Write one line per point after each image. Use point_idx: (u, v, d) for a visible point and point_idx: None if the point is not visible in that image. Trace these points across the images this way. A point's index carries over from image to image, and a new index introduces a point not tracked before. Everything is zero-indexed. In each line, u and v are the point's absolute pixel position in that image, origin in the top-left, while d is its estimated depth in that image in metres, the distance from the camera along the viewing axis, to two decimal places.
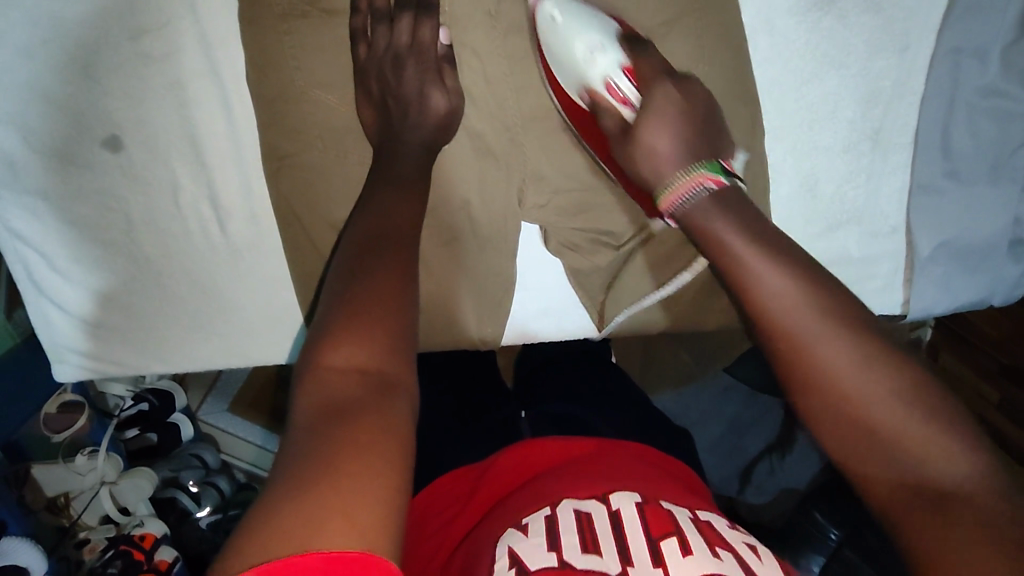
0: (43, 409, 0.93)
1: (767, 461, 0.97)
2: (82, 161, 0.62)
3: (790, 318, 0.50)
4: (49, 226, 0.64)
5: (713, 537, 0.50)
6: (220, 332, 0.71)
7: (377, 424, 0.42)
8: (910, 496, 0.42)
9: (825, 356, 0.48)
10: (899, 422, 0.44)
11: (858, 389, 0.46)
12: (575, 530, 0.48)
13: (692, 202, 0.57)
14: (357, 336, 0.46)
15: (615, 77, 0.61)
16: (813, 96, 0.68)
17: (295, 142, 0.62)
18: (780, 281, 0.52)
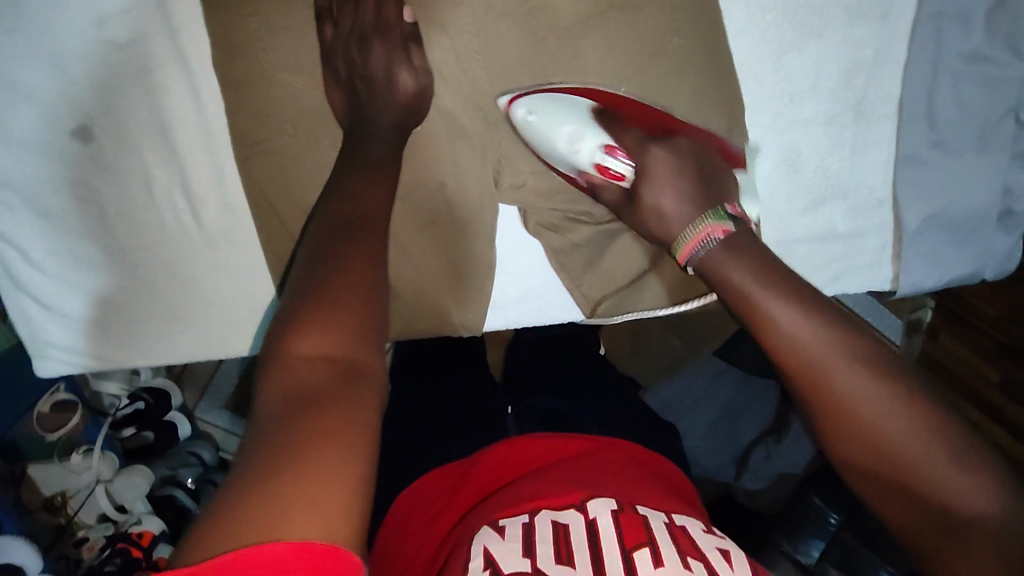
0: (36, 408, 0.96)
1: (763, 445, 0.96)
2: (52, 154, 0.61)
3: (802, 352, 0.47)
4: (24, 221, 0.64)
5: (686, 544, 0.49)
6: (201, 326, 0.70)
7: (340, 415, 0.41)
8: (942, 533, 0.41)
9: (841, 393, 0.45)
10: (923, 459, 0.42)
11: (879, 427, 0.44)
12: (551, 541, 0.48)
13: (707, 251, 0.55)
14: (322, 322, 0.45)
15: (603, 159, 0.62)
16: (793, 67, 0.66)
17: (264, 127, 0.61)
18: (789, 316, 0.48)
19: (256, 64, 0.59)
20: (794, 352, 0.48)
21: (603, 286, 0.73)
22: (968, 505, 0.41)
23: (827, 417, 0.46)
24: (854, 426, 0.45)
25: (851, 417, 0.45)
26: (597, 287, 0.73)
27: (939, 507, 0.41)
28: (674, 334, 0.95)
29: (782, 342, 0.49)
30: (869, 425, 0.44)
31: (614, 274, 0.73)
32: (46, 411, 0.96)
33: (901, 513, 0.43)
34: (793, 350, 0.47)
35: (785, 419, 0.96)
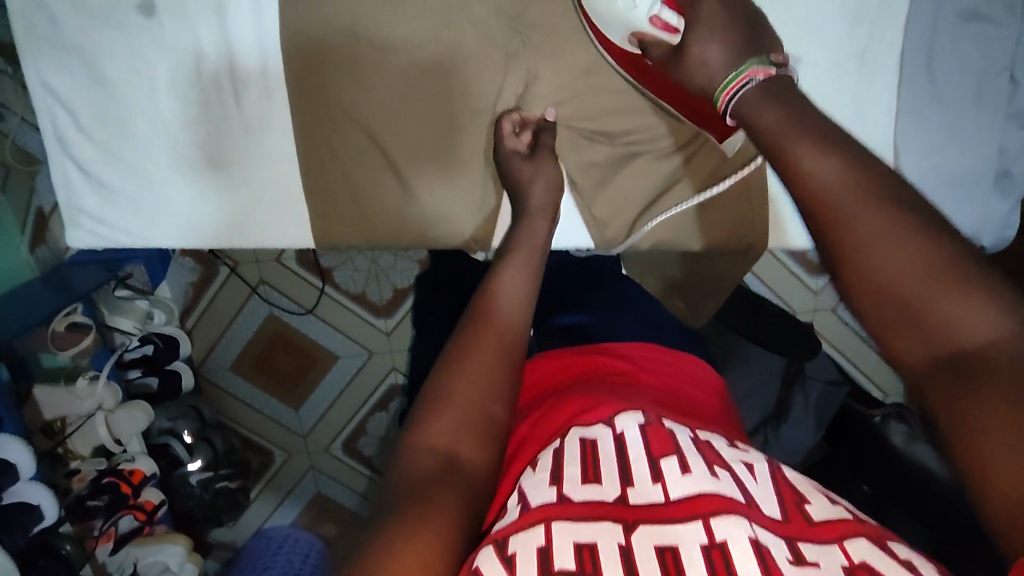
0: (51, 327, 0.97)
1: (763, 432, 0.95)
2: (116, 25, 0.66)
3: (826, 190, 0.45)
4: (82, 88, 0.69)
5: (710, 454, 0.44)
6: (232, 216, 0.75)
7: (448, 493, 0.40)
8: (945, 371, 0.37)
9: (859, 229, 0.43)
10: (932, 291, 0.39)
11: (889, 265, 0.41)
12: (579, 460, 0.43)
13: (741, 98, 0.54)
14: (442, 411, 0.46)
15: (658, 12, 0.60)
16: (801, 10, 0.71)
17: (312, 17, 0.67)
18: (820, 162, 0.46)
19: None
20: (821, 192, 0.46)
21: (613, 206, 0.78)
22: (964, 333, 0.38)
23: (844, 252, 0.43)
24: (867, 257, 0.42)
25: (867, 253, 0.42)
26: (606, 211, 0.78)
27: (940, 331, 0.38)
28: (677, 296, 0.83)
29: (812, 185, 0.46)
30: (882, 260, 0.41)
31: (624, 198, 0.77)
32: (61, 331, 0.98)
33: (902, 342, 0.40)
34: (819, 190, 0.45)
35: (786, 405, 0.94)
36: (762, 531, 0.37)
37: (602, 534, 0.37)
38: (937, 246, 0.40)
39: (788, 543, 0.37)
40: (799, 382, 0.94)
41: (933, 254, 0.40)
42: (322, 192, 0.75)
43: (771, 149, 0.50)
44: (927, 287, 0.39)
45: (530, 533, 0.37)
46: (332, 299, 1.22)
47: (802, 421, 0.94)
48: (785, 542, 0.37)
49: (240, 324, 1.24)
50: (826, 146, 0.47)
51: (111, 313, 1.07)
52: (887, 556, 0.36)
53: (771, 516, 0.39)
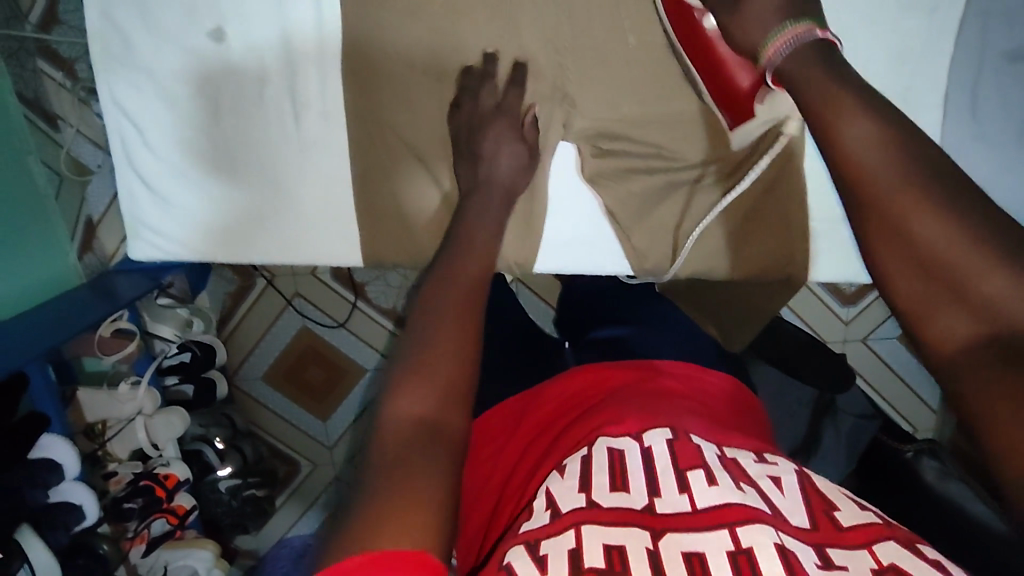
0: (98, 333, 1.02)
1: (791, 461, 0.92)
2: (185, 48, 0.70)
3: (862, 160, 0.49)
4: (150, 106, 0.72)
5: (738, 470, 0.46)
6: (281, 232, 0.78)
7: (433, 461, 0.41)
8: (995, 354, 0.41)
9: (894, 201, 0.47)
10: (967, 268, 0.43)
11: (938, 249, 0.44)
12: (608, 469, 0.45)
13: (797, 48, 0.56)
14: (415, 377, 0.45)
15: None
16: (844, 49, 0.72)
17: (370, 48, 0.70)
18: (856, 127, 0.50)
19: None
20: (855, 156, 0.49)
21: (651, 237, 0.79)
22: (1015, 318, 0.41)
23: (883, 234, 0.47)
24: (908, 239, 0.46)
25: (909, 234, 0.46)
26: (645, 240, 0.79)
27: (982, 311, 0.42)
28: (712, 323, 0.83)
29: (846, 149, 0.50)
30: (920, 236, 0.45)
31: (663, 226, 0.79)
32: (106, 336, 1.03)
33: (941, 322, 0.44)
34: (857, 156, 0.49)
35: (815, 436, 0.92)
36: (788, 539, 0.39)
37: (630, 537, 0.40)
38: (983, 230, 0.43)
39: (815, 552, 0.39)
40: (829, 414, 0.93)
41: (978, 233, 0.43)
42: (369, 214, 0.77)
43: (815, 113, 0.52)
44: (972, 271, 0.43)
45: (560, 538, 0.39)
46: (364, 314, 1.24)
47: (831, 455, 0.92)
48: (814, 550, 0.40)
49: (275, 335, 1.27)
50: (860, 111, 0.50)
51: (154, 321, 1.11)
52: (916, 558, 0.39)
53: (800, 526, 0.42)
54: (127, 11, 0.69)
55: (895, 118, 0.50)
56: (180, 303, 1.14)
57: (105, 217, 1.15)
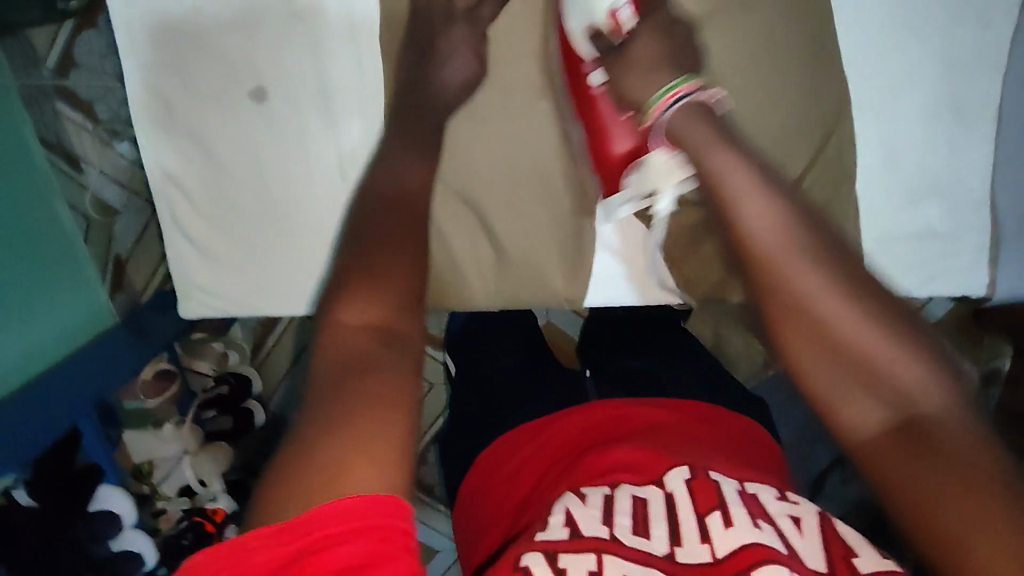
0: (141, 376, 1.00)
1: (840, 471, 0.87)
2: (229, 110, 0.69)
3: (764, 244, 0.54)
4: (195, 169, 0.72)
5: (756, 505, 0.46)
6: None
7: (391, 376, 0.44)
8: (901, 431, 0.45)
9: (799, 289, 0.52)
10: (878, 357, 0.48)
11: (849, 335, 0.49)
12: (630, 512, 0.46)
13: (678, 107, 0.62)
14: (366, 294, 0.48)
15: (618, 9, 0.66)
16: (892, 67, 0.72)
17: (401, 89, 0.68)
18: (763, 210, 0.55)
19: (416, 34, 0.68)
20: (758, 242, 0.54)
21: (704, 266, 0.77)
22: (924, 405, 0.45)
23: (790, 314, 0.52)
24: (814, 322, 0.51)
25: (811, 318, 0.51)
26: (696, 269, 0.78)
27: (888, 395, 0.47)
28: None
29: (748, 229, 0.55)
30: (832, 323, 0.50)
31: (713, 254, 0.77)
32: (148, 379, 1.01)
33: (854, 405, 0.48)
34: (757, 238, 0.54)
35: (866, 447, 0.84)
36: None
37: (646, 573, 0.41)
38: (868, 321, 0.49)
39: None
40: None
41: (878, 326, 0.49)
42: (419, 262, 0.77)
43: (716, 196, 0.57)
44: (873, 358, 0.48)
45: (580, 557, 0.41)
46: None
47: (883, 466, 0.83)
48: None
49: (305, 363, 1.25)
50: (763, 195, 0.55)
51: (192, 357, 1.07)
52: None
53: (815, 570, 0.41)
54: (166, 75, 0.68)
55: (792, 204, 0.55)
56: (217, 337, 1.09)
57: (134, 255, 1.08)
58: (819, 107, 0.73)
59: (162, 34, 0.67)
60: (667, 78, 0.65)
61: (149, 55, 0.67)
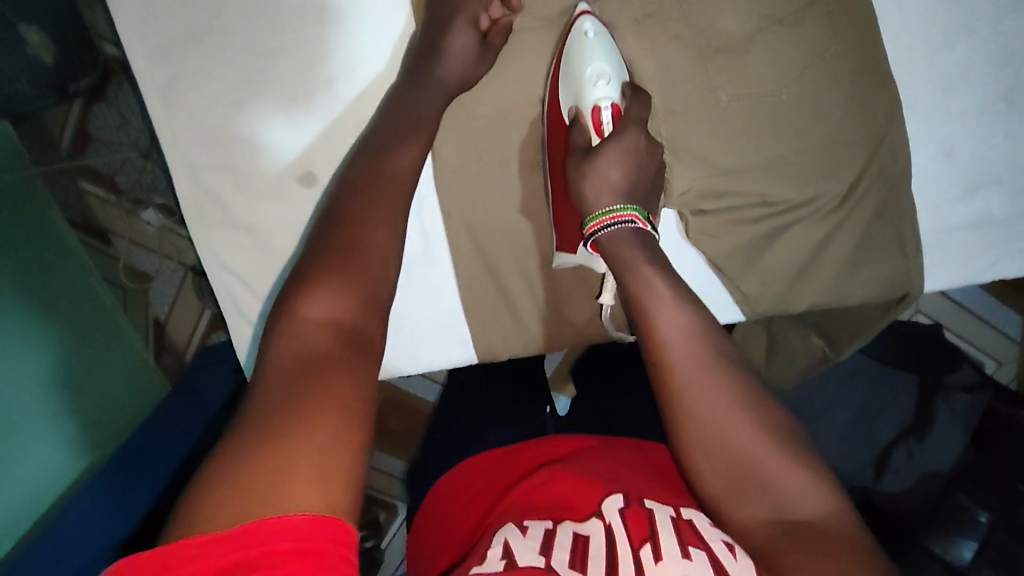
0: None
1: (905, 445, 1.03)
2: (281, 199, 0.69)
3: (674, 353, 0.54)
4: (252, 257, 0.71)
5: (691, 534, 0.48)
6: (405, 350, 0.78)
7: (345, 376, 0.45)
8: (787, 536, 0.48)
9: (701, 399, 0.53)
10: (774, 468, 0.50)
11: (741, 443, 0.51)
12: (568, 548, 0.47)
13: (612, 234, 0.60)
14: (332, 280, 0.49)
15: (603, 107, 0.66)
16: (943, 64, 0.74)
17: (460, 158, 0.72)
18: (672, 316, 0.56)
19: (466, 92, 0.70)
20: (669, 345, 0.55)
21: (763, 280, 0.77)
22: (811, 511, 0.49)
23: (687, 421, 0.53)
24: (710, 428, 0.52)
25: (713, 426, 0.52)
26: (755, 286, 0.78)
27: (778, 504, 0.50)
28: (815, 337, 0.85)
29: (657, 330, 0.55)
30: (728, 436, 0.52)
31: (773, 270, 0.77)
32: None
33: (746, 514, 0.50)
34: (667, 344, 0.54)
35: (928, 417, 1.02)
36: None
37: None
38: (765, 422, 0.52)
39: None
40: (940, 393, 1.03)
41: (768, 435, 0.51)
42: (480, 315, 0.78)
43: (629, 292, 0.58)
44: (769, 466, 0.50)
45: None
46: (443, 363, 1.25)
47: (945, 432, 1.02)
48: None
49: None
50: (671, 300, 0.56)
51: None
52: None
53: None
54: (214, 171, 0.68)
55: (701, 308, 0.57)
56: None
57: (172, 313, 1.27)
58: (868, 118, 0.72)
59: (207, 133, 0.68)
60: (616, 201, 0.61)
61: (196, 156, 0.68)
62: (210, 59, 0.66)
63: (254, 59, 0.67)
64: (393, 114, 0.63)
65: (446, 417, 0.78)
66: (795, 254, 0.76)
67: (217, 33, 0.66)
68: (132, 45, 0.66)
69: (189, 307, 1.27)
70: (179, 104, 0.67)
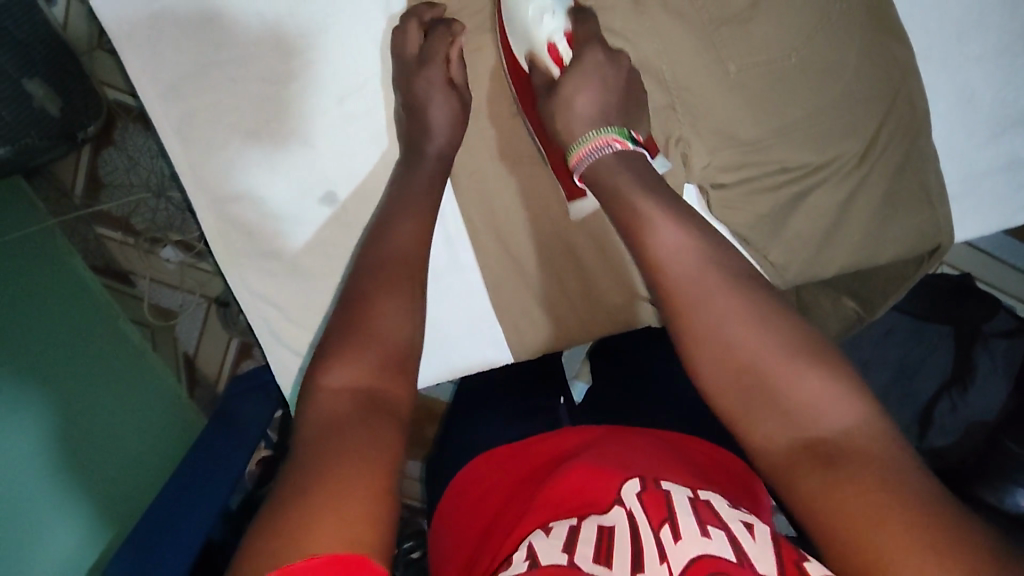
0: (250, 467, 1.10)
1: (947, 398, 1.01)
2: (306, 221, 0.70)
3: (675, 274, 0.54)
4: (282, 279, 0.71)
5: (707, 513, 0.48)
6: (440, 355, 0.78)
7: (370, 438, 0.45)
8: (805, 455, 0.46)
9: (708, 311, 0.52)
10: (784, 379, 0.48)
11: (750, 354, 0.50)
12: (592, 542, 0.46)
13: (595, 156, 0.63)
14: (359, 346, 0.51)
15: (557, 39, 0.69)
16: (953, 10, 0.73)
17: (474, 161, 0.73)
18: (673, 236, 0.56)
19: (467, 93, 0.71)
20: (679, 272, 0.54)
21: (792, 246, 0.75)
22: (832, 427, 0.46)
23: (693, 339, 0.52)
24: (715, 341, 0.51)
25: (719, 336, 0.51)
26: (782, 254, 0.75)
27: (795, 423, 0.47)
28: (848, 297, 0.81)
29: (659, 253, 0.56)
30: (738, 344, 0.50)
31: (801, 236, 0.75)
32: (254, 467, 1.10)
33: (762, 432, 0.48)
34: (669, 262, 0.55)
35: (969, 366, 1.01)
36: None
37: None
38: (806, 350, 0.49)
39: None
40: (979, 341, 1.02)
41: (791, 354, 0.49)
42: (510, 312, 0.78)
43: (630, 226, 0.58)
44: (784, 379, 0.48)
45: None
46: None
47: (990, 380, 1.00)
48: None
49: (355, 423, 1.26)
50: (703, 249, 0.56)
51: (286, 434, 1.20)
52: None
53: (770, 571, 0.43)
54: (236, 199, 0.69)
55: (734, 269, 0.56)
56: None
57: (199, 348, 1.28)
58: (881, 72, 0.72)
59: (227, 163, 0.68)
60: (590, 129, 0.65)
61: (219, 188, 0.68)
62: (222, 92, 0.67)
63: (263, 86, 0.67)
64: (399, 185, 0.65)
65: (452, 416, 0.77)
66: (821, 215, 0.74)
67: (226, 65, 0.67)
68: (146, 86, 0.66)
69: (216, 338, 1.28)
70: (197, 139, 0.67)
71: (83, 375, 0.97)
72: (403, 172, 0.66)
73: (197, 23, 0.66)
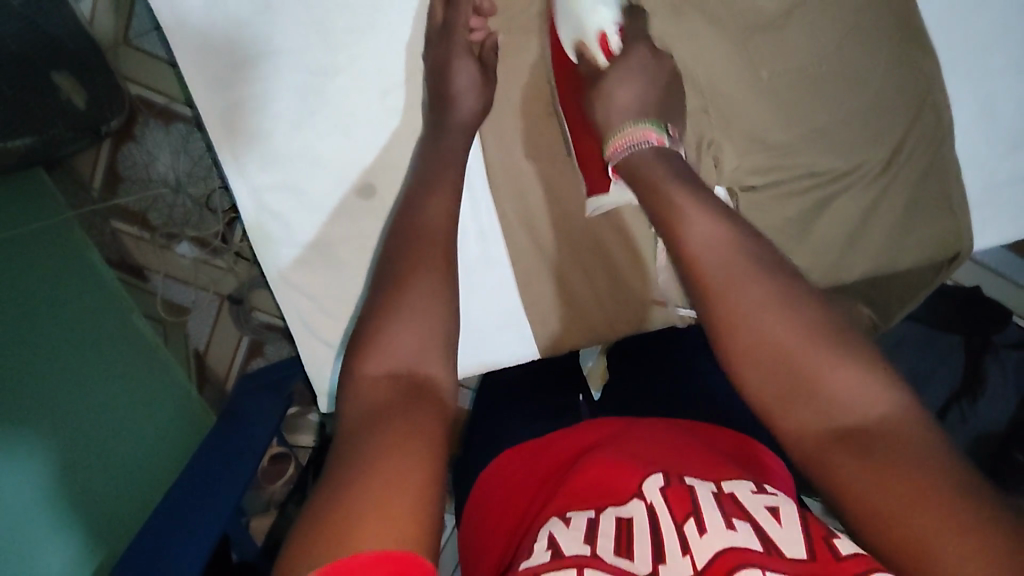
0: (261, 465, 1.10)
1: (958, 407, 1.02)
2: (343, 213, 0.71)
3: (703, 259, 0.55)
4: (315, 270, 0.71)
5: (732, 507, 0.48)
6: (469, 349, 0.78)
7: (409, 426, 0.46)
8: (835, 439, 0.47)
9: (739, 296, 0.52)
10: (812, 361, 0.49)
11: (779, 337, 0.51)
12: (612, 533, 0.47)
13: (631, 149, 0.64)
14: (405, 323, 0.51)
15: (608, 32, 0.69)
16: (977, 24, 0.76)
17: (508, 158, 0.74)
18: (704, 222, 0.56)
19: (503, 91, 0.73)
20: (707, 266, 0.54)
21: (816, 249, 0.76)
22: (862, 414, 0.47)
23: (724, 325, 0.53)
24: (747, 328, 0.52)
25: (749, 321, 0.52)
26: (809, 257, 0.76)
27: (829, 410, 0.48)
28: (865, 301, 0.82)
29: (687, 239, 0.57)
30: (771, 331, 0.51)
31: (825, 241, 0.76)
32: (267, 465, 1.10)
33: (791, 417, 0.49)
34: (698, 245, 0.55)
35: (979, 377, 1.03)
36: None
37: None
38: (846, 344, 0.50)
39: None
40: (990, 352, 1.04)
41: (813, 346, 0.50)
42: (537, 307, 0.79)
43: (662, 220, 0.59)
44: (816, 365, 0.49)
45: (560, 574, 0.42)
46: None
47: (999, 392, 1.01)
48: None
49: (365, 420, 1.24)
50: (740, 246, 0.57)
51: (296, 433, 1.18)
52: None
53: (796, 558, 0.43)
54: (276, 191, 0.70)
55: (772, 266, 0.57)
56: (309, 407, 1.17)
57: (211, 346, 1.28)
58: (908, 81, 0.74)
59: (268, 154, 0.69)
60: (627, 118, 0.66)
61: (260, 179, 0.69)
62: (266, 84, 0.68)
63: (308, 79, 0.69)
64: (428, 155, 0.64)
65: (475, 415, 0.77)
66: (845, 220, 0.76)
67: (275, 57, 0.68)
68: (193, 76, 0.67)
69: (229, 335, 1.28)
70: (241, 131, 0.68)
71: (90, 363, 0.96)
72: (428, 138, 0.66)
73: (246, 16, 0.67)
